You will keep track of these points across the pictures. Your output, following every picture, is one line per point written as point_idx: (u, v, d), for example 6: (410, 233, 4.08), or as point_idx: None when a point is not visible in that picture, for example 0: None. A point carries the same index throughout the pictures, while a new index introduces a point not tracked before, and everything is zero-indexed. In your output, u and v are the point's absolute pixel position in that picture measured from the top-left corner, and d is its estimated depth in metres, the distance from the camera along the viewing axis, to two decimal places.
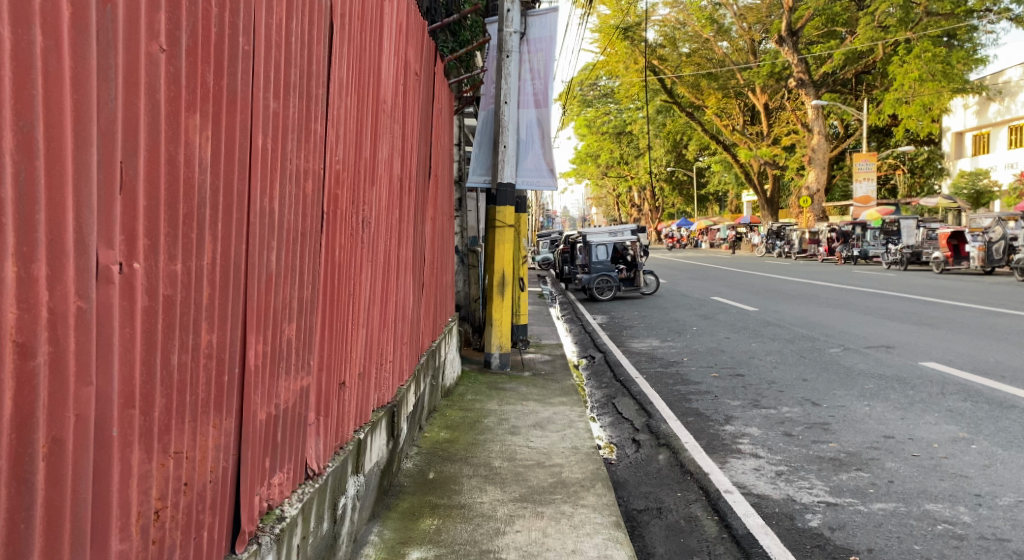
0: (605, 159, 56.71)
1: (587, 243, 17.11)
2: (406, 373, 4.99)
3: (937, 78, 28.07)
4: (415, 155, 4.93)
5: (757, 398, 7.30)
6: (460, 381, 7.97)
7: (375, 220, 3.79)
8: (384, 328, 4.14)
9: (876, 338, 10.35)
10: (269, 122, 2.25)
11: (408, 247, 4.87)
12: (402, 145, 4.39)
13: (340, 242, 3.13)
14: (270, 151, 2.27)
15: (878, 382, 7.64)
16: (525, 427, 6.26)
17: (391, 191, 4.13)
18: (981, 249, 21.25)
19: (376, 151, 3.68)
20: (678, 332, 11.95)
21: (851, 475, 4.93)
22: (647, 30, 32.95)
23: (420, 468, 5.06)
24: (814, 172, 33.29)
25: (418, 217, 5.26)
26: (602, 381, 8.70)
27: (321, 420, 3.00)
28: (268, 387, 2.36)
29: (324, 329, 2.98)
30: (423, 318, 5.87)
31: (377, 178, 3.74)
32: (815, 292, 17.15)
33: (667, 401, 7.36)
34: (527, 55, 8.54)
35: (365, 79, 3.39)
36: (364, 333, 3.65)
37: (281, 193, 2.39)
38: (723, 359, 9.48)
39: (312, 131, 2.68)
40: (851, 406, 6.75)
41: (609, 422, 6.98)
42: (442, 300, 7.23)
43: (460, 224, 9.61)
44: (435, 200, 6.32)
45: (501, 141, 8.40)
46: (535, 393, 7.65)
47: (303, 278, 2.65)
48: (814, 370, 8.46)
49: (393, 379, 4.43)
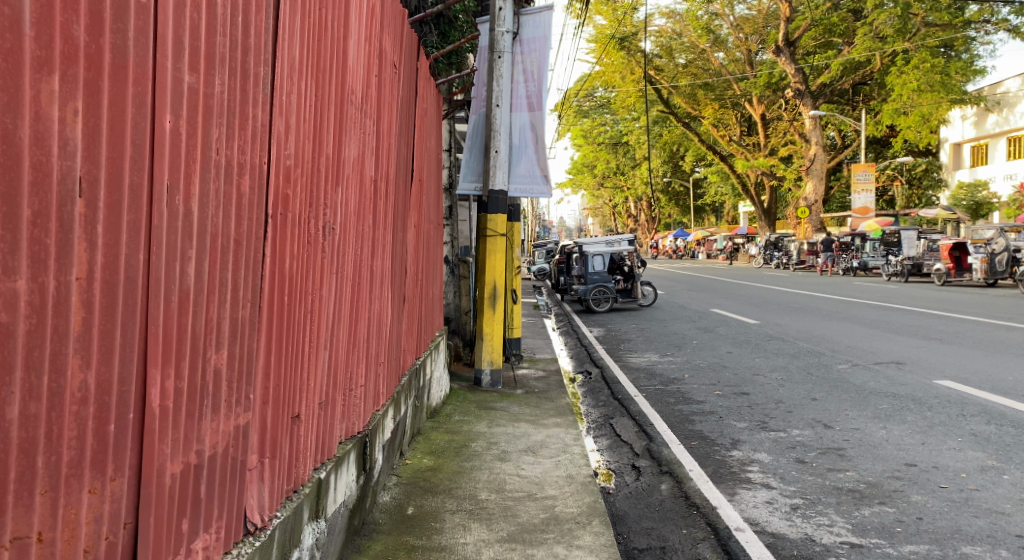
0: (601, 170, 56.35)
1: (583, 253, 16.66)
2: (383, 397, 4.52)
3: (936, 89, 27.76)
4: (393, 155, 4.46)
5: (764, 419, 6.83)
6: (448, 400, 7.49)
7: (343, 224, 3.34)
8: (353, 350, 3.67)
9: (886, 354, 9.89)
10: (183, 101, 1.78)
11: (386, 256, 4.43)
12: (376, 144, 3.93)
13: (292, 250, 2.67)
14: (185, 137, 1.81)
15: (892, 402, 7.18)
16: (516, 453, 5.78)
17: (363, 193, 3.68)
18: (984, 261, 20.87)
19: (342, 149, 3.22)
20: (678, 347, 11.48)
21: (874, 510, 4.46)
22: (644, 41, 32.67)
23: (398, 502, 4.58)
24: (812, 184, 32.93)
25: (398, 226, 4.80)
26: (599, 400, 8.23)
27: (267, 462, 2.53)
28: (185, 431, 1.89)
29: (271, 357, 2.51)
30: (405, 333, 5.41)
31: (344, 178, 3.30)
32: (817, 305, 16.69)
33: (669, 422, 6.88)
34: (520, 56, 8.13)
35: (326, 65, 2.93)
36: (327, 357, 3.20)
37: (204, 187, 1.92)
38: (725, 375, 9.02)
39: (252, 116, 2.23)
40: (866, 429, 6.28)
41: (606, 446, 6.48)
42: (429, 313, 6.78)
43: (449, 233, 9.17)
44: (419, 206, 5.87)
45: (492, 145, 7.91)
46: (528, 413, 7.16)
47: (239, 294, 2.20)
48: (823, 389, 7.99)
49: (366, 405, 3.97)
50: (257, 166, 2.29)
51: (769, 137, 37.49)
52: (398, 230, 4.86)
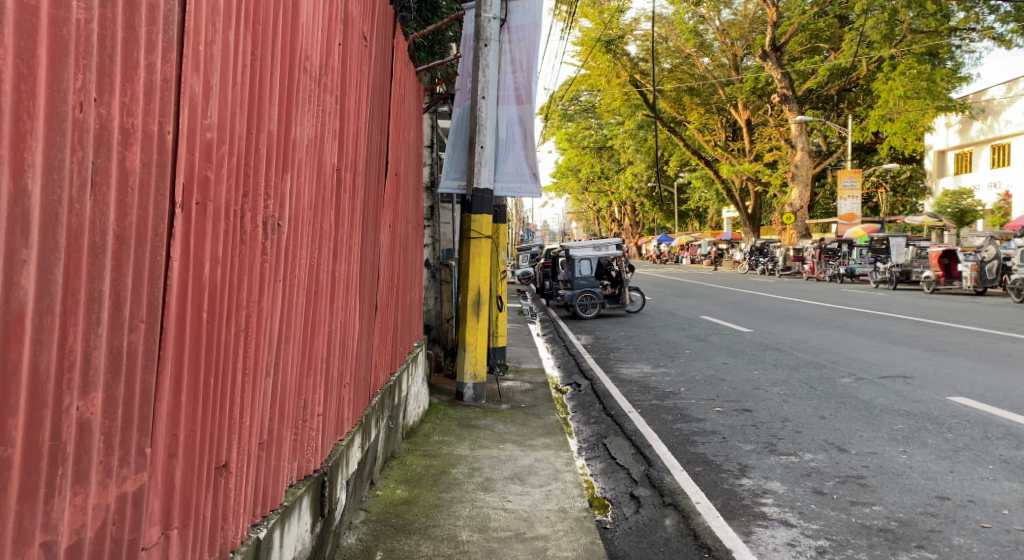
0: (585, 174, 55.96)
1: (569, 258, 16.08)
2: (348, 424, 3.91)
3: (922, 95, 27.41)
4: (363, 141, 3.83)
5: (772, 440, 6.24)
6: (427, 417, 6.87)
7: (294, 219, 2.72)
8: (307, 374, 3.04)
9: (891, 366, 9.35)
10: (6, 23, 1.23)
11: (355, 259, 3.83)
12: (339, 126, 3.31)
13: (215, 248, 2.04)
14: (9, 75, 1.23)
15: (907, 421, 6.62)
16: (501, 482, 5.17)
17: (322, 182, 3.06)
18: (973, 269, 20.45)
19: (291, 124, 2.59)
20: (670, 356, 10.92)
21: (913, 556, 3.88)
22: (629, 44, 32.14)
23: (364, 545, 3.96)
24: (797, 190, 32.51)
25: (368, 225, 4.17)
26: (591, 416, 7.62)
27: (175, 532, 1.89)
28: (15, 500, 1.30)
29: (181, 396, 1.89)
30: (377, 346, 4.79)
31: (295, 162, 2.67)
32: (809, 313, 16.19)
33: (668, 444, 6.28)
34: (508, 45, 7.54)
35: (266, 10, 2.29)
36: (270, 385, 2.57)
37: (56, 159, 1.33)
38: (723, 389, 8.44)
39: (150, 69, 1.62)
40: (885, 453, 5.69)
41: (600, 470, 5.89)
42: (406, 323, 6.15)
43: (430, 235, 8.55)
44: (395, 202, 5.26)
45: (478, 140, 7.33)
46: (513, 432, 6.56)
47: (123, 313, 1.57)
48: (830, 405, 7.43)
49: (325, 434, 3.37)
50: (157, 135, 1.67)
51: (754, 143, 37.08)
52: (369, 229, 4.24)
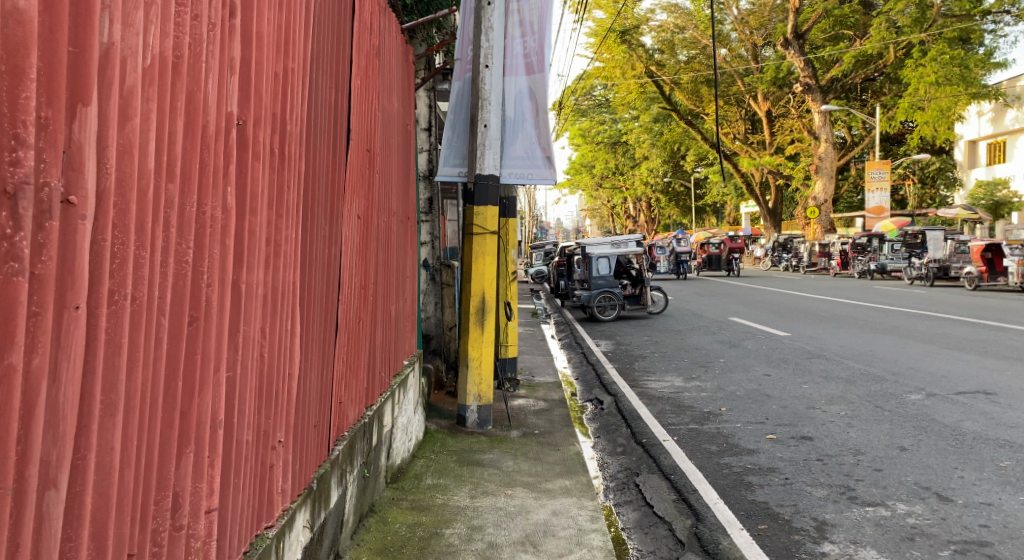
0: (600, 169, 54.63)
1: (585, 256, 14.80)
2: (279, 502, 2.70)
3: (954, 82, 25.52)
4: (297, 91, 2.63)
5: (849, 483, 4.97)
6: (420, 450, 5.64)
7: (116, 196, 1.51)
8: (170, 455, 1.84)
9: (964, 379, 8.02)
10: None
11: (288, 264, 2.64)
12: (240, 55, 2.12)
13: None
14: None
15: (1014, 455, 5.32)
16: (508, 550, 3.95)
17: (196, 135, 1.86)
18: (1021, 263, 18.59)
19: (94, 11, 1.40)
20: (703, 367, 9.63)
21: None
22: (644, 34, 30.94)
23: None
24: (820, 182, 30.82)
25: (314, 211, 2.96)
26: (617, 445, 6.38)
27: None
28: None
29: None
30: (341, 376, 3.61)
31: (110, 88, 1.47)
32: (850, 313, 14.76)
33: (719, 488, 5.03)
34: (515, 4, 6.32)
35: None
36: (60, 502, 1.39)
37: None
38: (773, 409, 7.16)
39: None
40: (1003, 505, 4.40)
41: (634, 523, 4.66)
42: (391, 339, 4.96)
43: (428, 232, 7.37)
44: (368, 183, 4.08)
45: (479, 118, 6.10)
46: (525, 471, 5.34)
47: None
48: (908, 431, 6.12)
49: (225, 531, 2.18)
50: None
51: (775, 134, 35.39)
52: (318, 218, 3.03)
